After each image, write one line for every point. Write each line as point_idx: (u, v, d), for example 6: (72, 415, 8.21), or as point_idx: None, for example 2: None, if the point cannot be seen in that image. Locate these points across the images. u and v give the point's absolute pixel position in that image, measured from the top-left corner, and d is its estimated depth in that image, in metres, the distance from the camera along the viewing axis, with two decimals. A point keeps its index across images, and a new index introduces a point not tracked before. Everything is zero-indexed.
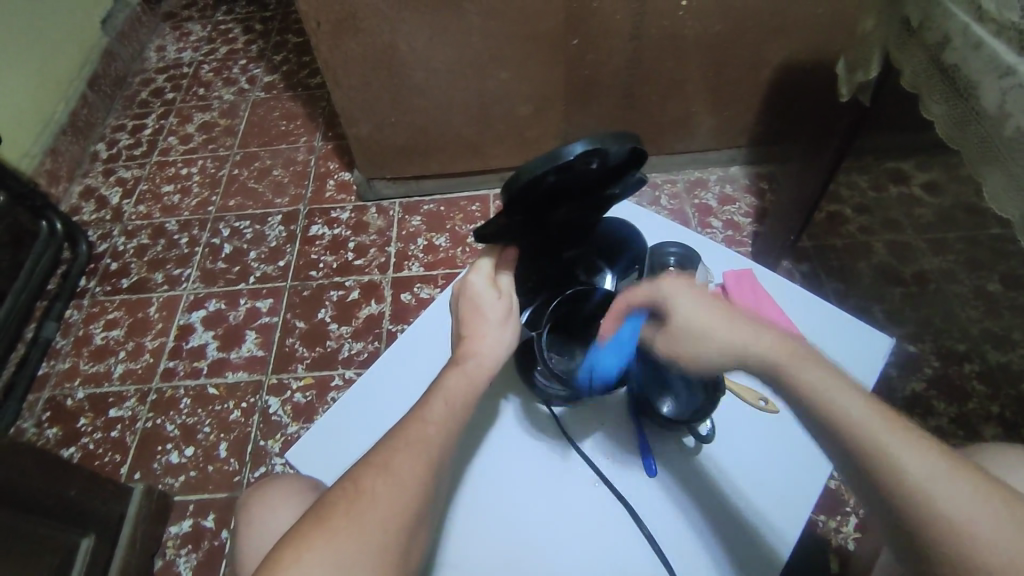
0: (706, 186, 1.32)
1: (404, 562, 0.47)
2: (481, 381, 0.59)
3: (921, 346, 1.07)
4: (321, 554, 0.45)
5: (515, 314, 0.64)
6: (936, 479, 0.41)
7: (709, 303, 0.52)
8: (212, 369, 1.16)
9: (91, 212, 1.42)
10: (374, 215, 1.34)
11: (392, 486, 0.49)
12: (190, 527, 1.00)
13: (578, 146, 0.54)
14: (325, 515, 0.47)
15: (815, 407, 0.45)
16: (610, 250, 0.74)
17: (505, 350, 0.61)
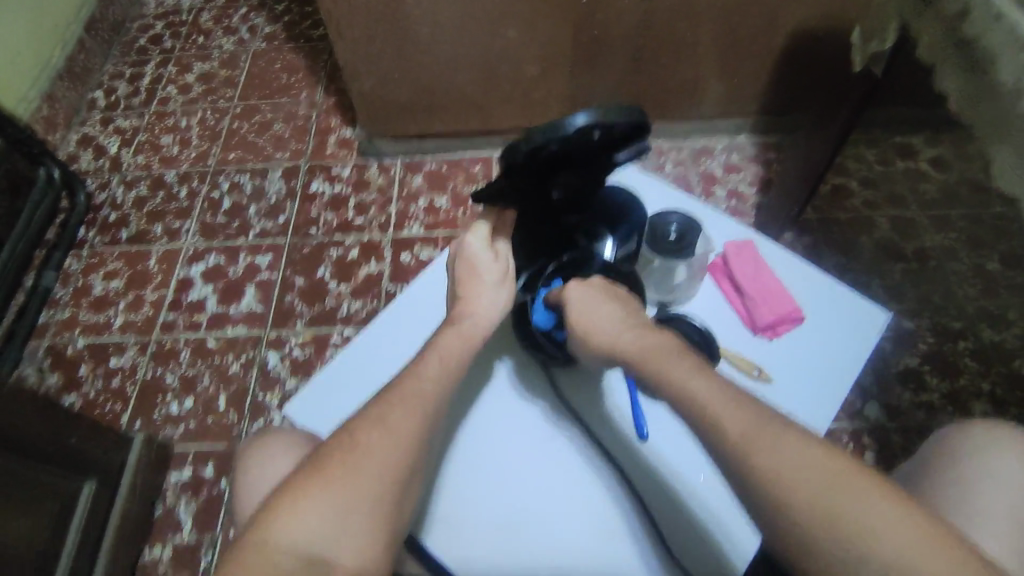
0: (711, 155, 1.31)
1: (397, 511, 0.49)
2: (476, 340, 0.59)
3: (918, 323, 1.09)
4: (316, 502, 0.46)
5: (512, 276, 0.63)
6: (808, 477, 0.42)
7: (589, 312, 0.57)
8: (211, 323, 1.17)
9: (89, 162, 1.41)
10: (375, 173, 1.32)
11: (386, 440, 0.50)
12: (190, 475, 1.02)
13: (580, 118, 0.53)
14: (321, 465, 0.48)
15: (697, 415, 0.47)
16: (611, 216, 0.70)
17: (501, 311, 0.61)
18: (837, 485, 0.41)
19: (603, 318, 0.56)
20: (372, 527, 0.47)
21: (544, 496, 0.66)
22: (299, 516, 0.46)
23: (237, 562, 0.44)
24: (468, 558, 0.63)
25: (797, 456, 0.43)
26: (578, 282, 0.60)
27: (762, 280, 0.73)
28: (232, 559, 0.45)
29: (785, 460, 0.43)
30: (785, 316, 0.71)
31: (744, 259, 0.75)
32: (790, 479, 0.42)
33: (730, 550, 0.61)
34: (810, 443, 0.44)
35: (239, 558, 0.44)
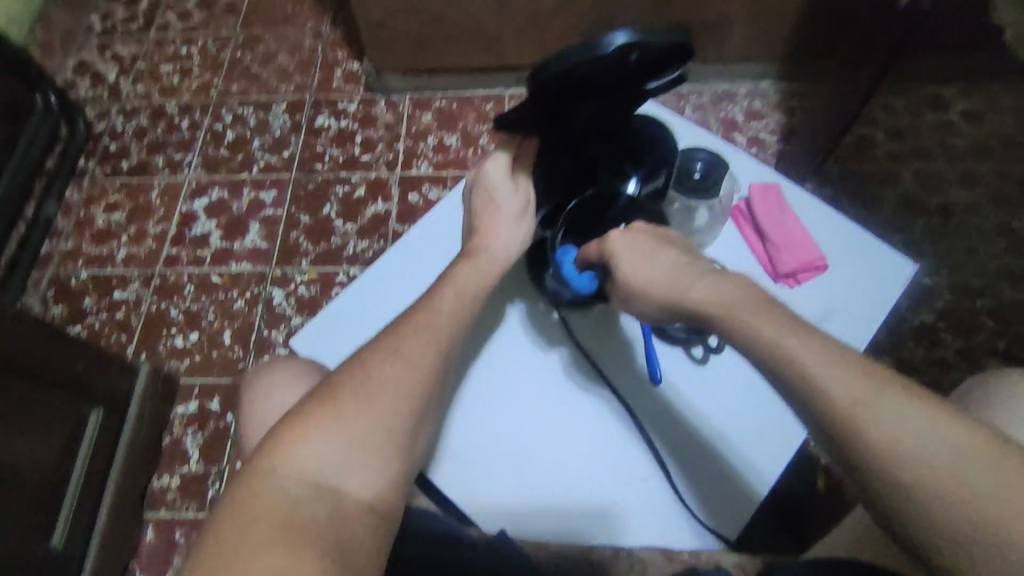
0: (733, 99, 1.25)
1: (410, 443, 0.48)
2: (492, 273, 0.59)
3: (937, 279, 1.05)
4: (330, 429, 0.45)
5: (531, 210, 0.64)
6: (916, 438, 0.41)
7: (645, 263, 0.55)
8: (215, 258, 1.15)
9: (87, 89, 1.36)
10: (383, 108, 1.28)
11: (400, 371, 0.49)
12: (196, 408, 1.03)
13: (621, 35, 0.50)
14: (334, 394, 0.47)
15: (789, 373, 0.45)
16: (639, 149, 0.66)
17: (519, 246, 0.62)
18: (947, 446, 0.41)
19: (662, 270, 0.54)
20: (386, 457, 0.46)
21: (554, 436, 0.65)
22: (312, 442, 0.44)
23: (246, 488, 0.42)
24: (477, 494, 0.63)
25: (904, 418, 0.42)
26: (620, 233, 0.58)
27: (787, 226, 0.71)
28: (240, 484, 0.42)
29: (894, 421, 0.42)
30: (809, 264, 0.70)
31: (768, 203, 0.72)
32: (897, 441, 0.41)
33: (739, 492, 0.62)
34: (910, 402, 0.42)
35: (249, 482, 0.42)
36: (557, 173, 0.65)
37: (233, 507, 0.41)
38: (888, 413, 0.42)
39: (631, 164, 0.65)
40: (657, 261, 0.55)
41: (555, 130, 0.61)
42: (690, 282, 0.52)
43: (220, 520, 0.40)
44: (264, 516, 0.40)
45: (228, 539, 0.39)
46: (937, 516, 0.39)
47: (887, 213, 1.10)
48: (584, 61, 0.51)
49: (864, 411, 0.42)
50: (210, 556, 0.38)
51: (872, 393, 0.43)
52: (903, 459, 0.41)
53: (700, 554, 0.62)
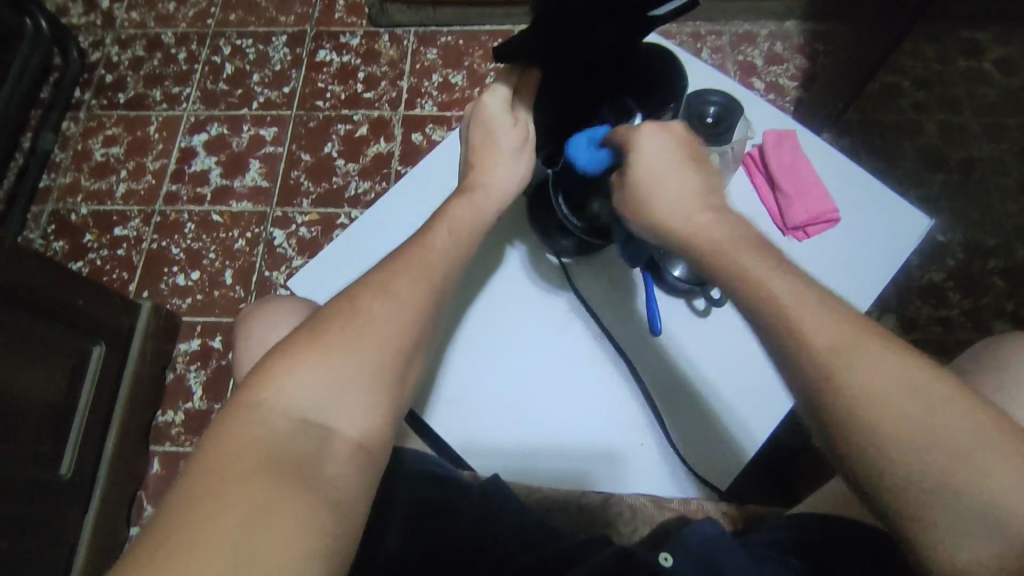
0: (754, 41, 1.18)
1: (403, 379, 0.48)
2: (489, 211, 0.57)
3: (950, 237, 1.02)
4: (317, 365, 0.45)
5: (531, 145, 0.60)
6: (878, 375, 0.40)
7: (664, 171, 0.49)
8: (215, 197, 1.13)
9: (80, 15, 1.30)
10: (387, 43, 1.22)
11: (391, 307, 0.48)
12: (199, 346, 1.04)
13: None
14: (322, 330, 0.46)
15: (758, 300, 0.44)
16: (648, 85, 0.63)
17: (517, 181, 0.59)
18: (910, 387, 0.39)
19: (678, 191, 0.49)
20: (373, 394, 0.46)
21: (547, 382, 0.65)
22: (299, 377, 0.44)
23: (231, 420, 0.42)
24: (469, 438, 0.63)
25: (869, 356, 0.40)
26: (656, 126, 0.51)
27: (800, 175, 0.68)
28: (226, 417, 0.42)
29: (857, 360, 0.40)
30: (819, 216, 0.67)
31: (782, 149, 0.70)
32: (859, 380, 0.40)
33: (727, 445, 0.62)
34: (897, 364, 0.40)
35: (233, 416, 0.42)
36: (555, 108, 0.62)
37: (216, 438, 0.41)
38: (865, 360, 0.40)
39: (634, 98, 0.62)
40: (675, 171, 0.49)
41: (558, 60, 0.60)
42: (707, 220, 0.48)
43: (202, 449, 0.40)
44: (246, 447, 0.40)
45: (206, 468, 0.39)
46: (889, 458, 0.38)
47: (905, 167, 1.07)
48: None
49: (826, 349, 0.41)
50: (187, 483, 0.38)
51: (837, 329, 0.41)
52: (863, 398, 0.39)
53: (690, 503, 0.61)
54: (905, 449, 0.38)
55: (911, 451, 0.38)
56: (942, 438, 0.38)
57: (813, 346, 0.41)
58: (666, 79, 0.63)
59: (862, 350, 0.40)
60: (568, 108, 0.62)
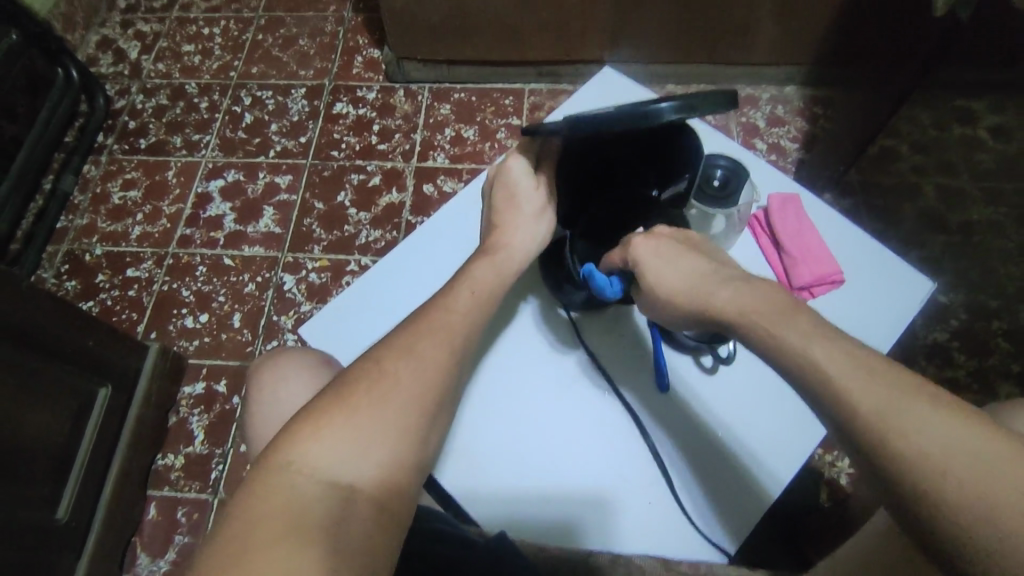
0: (756, 104, 1.23)
1: (423, 442, 0.48)
2: (508, 273, 0.59)
3: (952, 298, 1.05)
4: (342, 429, 0.45)
5: (551, 208, 0.63)
6: (902, 414, 0.40)
7: (669, 270, 0.54)
8: (228, 241, 1.16)
9: (109, 65, 1.36)
10: (402, 98, 1.27)
11: (414, 370, 0.49)
12: (204, 389, 1.03)
13: (667, 109, 0.49)
14: (347, 392, 0.47)
15: (777, 353, 0.46)
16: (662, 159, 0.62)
17: (538, 243, 0.61)
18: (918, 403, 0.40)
19: (686, 269, 0.54)
20: (396, 456, 0.46)
21: (559, 441, 0.65)
22: (323, 442, 0.45)
23: (258, 486, 0.43)
24: (482, 497, 0.62)
25: (888, 396, 0.41)
26: (644, 236, 0.57)
27: (804, 237, 0.70)
28: (251, 482, 0.43)
29: (884, 402, 0.41)
30: (824, 277, 0.69)
31: (787, 213, 0.72)
32: (887, 422, 0.40)
33: (745, 501, 0.62)
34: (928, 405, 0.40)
35: (259, 481, 0.43)
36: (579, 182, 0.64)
37: (244, 503, 0.42)
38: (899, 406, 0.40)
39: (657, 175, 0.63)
40: (683, 265, 0.54)
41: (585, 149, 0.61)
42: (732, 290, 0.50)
43: (232, 517, 0.41)
44: (274, 514, 0.41)
45: (235, 541, 0.39)
46: (938, 498, 0.37)
47: None
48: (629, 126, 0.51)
49: (841, 386, 0.42)
50: (216, 556, 0.39)
51: (855, 374, 0.42)
52: (900, 443, 0.39)
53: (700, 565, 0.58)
54: (950, 483, 0.37)
55: (957, 487, 0.37)
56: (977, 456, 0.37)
57: (837, 397, 0.42)
58: (680, 154, 0.60)
59: (884, 392, 0.41)
60: (589, 184, 0.65)
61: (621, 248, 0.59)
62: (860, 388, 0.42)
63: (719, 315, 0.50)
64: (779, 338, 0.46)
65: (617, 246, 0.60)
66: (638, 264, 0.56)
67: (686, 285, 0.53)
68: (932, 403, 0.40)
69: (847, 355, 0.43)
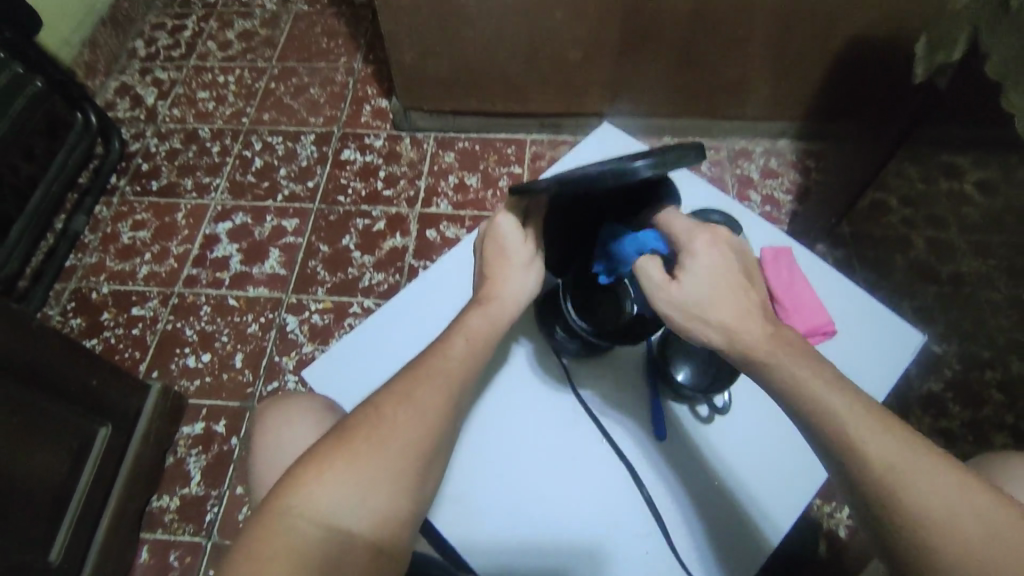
0: (750, 157, 1.27)
1: (419, 488, 0.50)
2: (501, 323, 0.59)
3: (946, 348, 1.07)
4: (342, 475, 0.47)
5: (540, 259, 0.62)
6: (913, 471, 0.42)
7: (711, 278, 0.51)
8: (234, 282, 1.18)
9: (126, 110, 1.41)
10: (408, 145, 1.31)
11: (413, 416, 0.51)
12: (202, 430, 1.04)
13: (643, 165, 0.50)
14: (347, 437, 0.49)
15: (793, 396, 0.47)
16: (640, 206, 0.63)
17: (529, 293, 0.61)
18: (925, 462, 0.42)
19: (716, 277, 0.51)
20: (393, 501, 0.48)
21: (553, 485, 0.65)
22: (324, 487, 0.46)
23: (263, 528, 0.45)
24: (475, 542, 0.62)
25: (901, 452, 0.43)
26: (713, 238, 0.53)
27: (796, 288, 0.72)
28: (257, 524, 0.45)
29: (895, 458, 0.43)
30: (817, 328, 0.70)
31: (779, 265, 0.73)
32: (898, 476, 0.42)
33: (742, 551, 0.61)
34: (934, 463, 0.43)
35: (265, 524, 0.45)
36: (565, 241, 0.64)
37: (251, 546, 0.44)
38: (911, 464, 0.42)
39: None
40: (725, 281, 0.51)
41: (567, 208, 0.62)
42: (753, 325, 0.50)
43: (240, 558, 0.44)
44: (279, 558, 0.44)
45: None
46: (938, 552, 0.40)
47: None
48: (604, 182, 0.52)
49: (857, 440, 0.44)
50: None
51: (872, 427, 0.44)
52: (908, 496, 0.41)
53: None
54: (952, 540, 0.40)
55: (958, 544, 0.40)
56: (978, 518, 0.40)
57: (852, 446, 0.44)
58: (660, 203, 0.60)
59: (898, 448, 0.43)
60: (578, 229, 0.63)
61: (685, 229, 0.55)
62: (875, 440, 0.43)
63: (738, 349, 0.50)
64: (800, 382, 0.47)
65: (682, 223, 0.56)
66: (691, 254, 0.53)
67: (715, 285, 0.51)
68: (939, 464, 0.43)
69: (862, 407, 0.45)
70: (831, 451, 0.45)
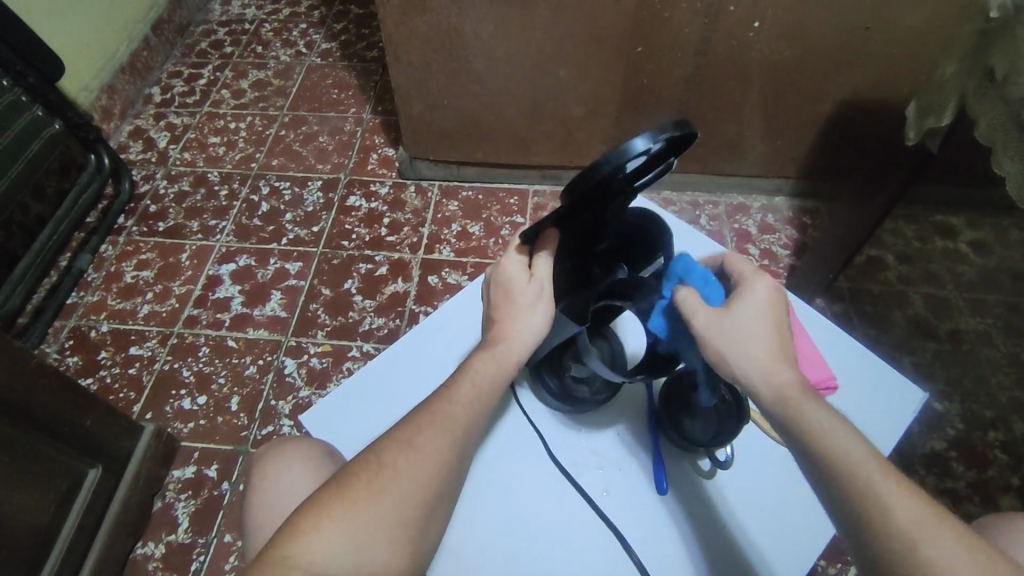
0: (748, 212, 1.29)
1: (420, 536, 0.50)
2: (508, 366, 0.58)
3: (948, 406, 1.04)
4: (340, 524, 0.47)
5: (548, 296, 0.62)
6: (932, 532, 0.41)
7: (751, 320, 0.52)
8: (234, 323, 1.18)
9: (138, 152, 1.45)
10: (412, 193, 1.34)
11: (415, 462, 0.51)
12: (193, 474, 1.01)
13: (641, 142, 0.52)
14: (347, 484, 0.49)
15: (818, 458, 0.46)
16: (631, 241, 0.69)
17: (536, 334, 0.60)
18: (945, 529, 0.42)
19: (750, 315, 0.52)
20: (394, 549, 0.48)
21: (554, 539, 0.64)
22: (322, 535, 0.46)
23: None
24: None
25: (922, 514, 0.42)
26: (773, 290, 0.55)
27: None
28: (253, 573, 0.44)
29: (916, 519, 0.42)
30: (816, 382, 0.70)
31: None
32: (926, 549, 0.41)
33: None
34: (955, 532, 0.42)
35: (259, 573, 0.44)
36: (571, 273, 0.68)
37: None
38: (930, 528, 0.42)
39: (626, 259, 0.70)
40: (764, 323, 0.52)
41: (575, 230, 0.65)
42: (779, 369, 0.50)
43: None
44: None
45: None
46: None
47: (895, 336, 1.11)
48: (613, 169, 0.54)
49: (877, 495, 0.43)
50: None
51: (894, 486, 0.44)
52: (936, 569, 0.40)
53: None
54: None
55: None
56: None
57: (869, 498, 0.43)
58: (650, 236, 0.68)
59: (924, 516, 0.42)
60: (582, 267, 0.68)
61: (750, 277, 0.56)
62: (897, 498, 0.43)
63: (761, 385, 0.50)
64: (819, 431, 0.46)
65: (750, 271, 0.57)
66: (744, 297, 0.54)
67: (756, 326, 0.52)
68: (963, 538, 0.42)
69: (885, 466, 0.45)
70: (848, 502, 0.44)
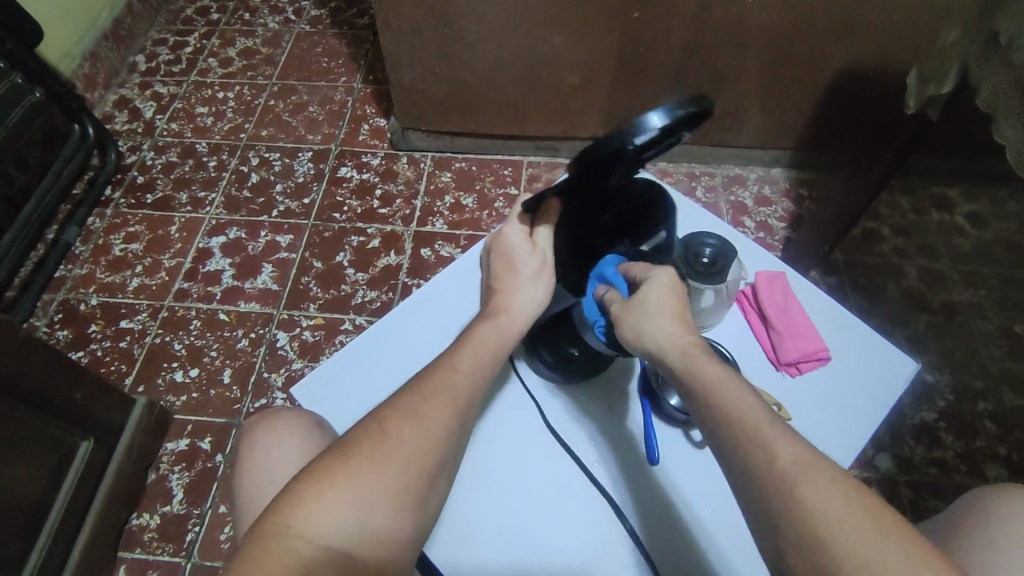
0: (744, 184, 1.27)
1: (421, 504, 0.50)
2: (512, 334, 0.59)
3: (939, 377, 1.05)
4: (343, 493, 0.46)
5: (550, 268, 0.65)
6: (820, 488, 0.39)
7: (660, 300, 0.51)
8: (225, 296, 1.17)
9: (123, 122, 1.42)
10: (405, 165, 1.32)
11: (417, 433, 0.50)
12: (186, 446, 1.01)
13: (656, 119, 0.51)
14: (349, 452, 0.48)
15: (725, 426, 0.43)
16: (637, 214, 0.66)
17: (538, 304, 0.62)
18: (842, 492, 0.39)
19: (663, 291, 0.51)
20: (396, 518, 0.48)
21: (549, 509, 0.64)
22: (324, 504, 0.45)
23: (261, 544, 0.43)
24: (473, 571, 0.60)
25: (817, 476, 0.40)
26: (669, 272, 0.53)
27: (792, 315, 0.72)
28: (254, 543, 0.43)
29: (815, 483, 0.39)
30: (810, 354, 0.70)
31: (774, 291, 0.74)
32: (825, 518, 0.38)
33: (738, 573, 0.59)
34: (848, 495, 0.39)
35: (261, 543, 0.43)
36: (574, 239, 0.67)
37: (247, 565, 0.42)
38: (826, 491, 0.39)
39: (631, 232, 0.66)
40: (673, 305, 0.50)
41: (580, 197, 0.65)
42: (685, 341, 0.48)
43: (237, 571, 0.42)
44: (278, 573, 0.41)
45: None
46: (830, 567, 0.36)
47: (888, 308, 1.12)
48: (626, 146, 0.53)
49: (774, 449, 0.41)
50: None
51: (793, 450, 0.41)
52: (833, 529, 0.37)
53: None
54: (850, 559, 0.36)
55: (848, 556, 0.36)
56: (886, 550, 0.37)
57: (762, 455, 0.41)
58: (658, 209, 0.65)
59: (831, 495, 0.39)
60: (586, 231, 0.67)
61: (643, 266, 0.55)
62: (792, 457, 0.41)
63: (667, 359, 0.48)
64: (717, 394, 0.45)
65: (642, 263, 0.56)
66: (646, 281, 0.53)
67: (663, 311, 0.50)
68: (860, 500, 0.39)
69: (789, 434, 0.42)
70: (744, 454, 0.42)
